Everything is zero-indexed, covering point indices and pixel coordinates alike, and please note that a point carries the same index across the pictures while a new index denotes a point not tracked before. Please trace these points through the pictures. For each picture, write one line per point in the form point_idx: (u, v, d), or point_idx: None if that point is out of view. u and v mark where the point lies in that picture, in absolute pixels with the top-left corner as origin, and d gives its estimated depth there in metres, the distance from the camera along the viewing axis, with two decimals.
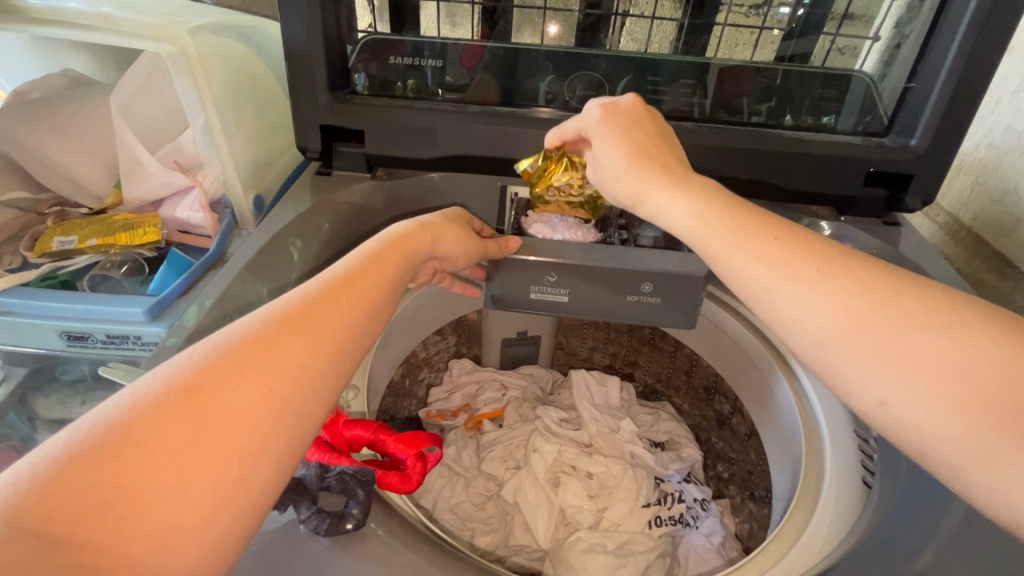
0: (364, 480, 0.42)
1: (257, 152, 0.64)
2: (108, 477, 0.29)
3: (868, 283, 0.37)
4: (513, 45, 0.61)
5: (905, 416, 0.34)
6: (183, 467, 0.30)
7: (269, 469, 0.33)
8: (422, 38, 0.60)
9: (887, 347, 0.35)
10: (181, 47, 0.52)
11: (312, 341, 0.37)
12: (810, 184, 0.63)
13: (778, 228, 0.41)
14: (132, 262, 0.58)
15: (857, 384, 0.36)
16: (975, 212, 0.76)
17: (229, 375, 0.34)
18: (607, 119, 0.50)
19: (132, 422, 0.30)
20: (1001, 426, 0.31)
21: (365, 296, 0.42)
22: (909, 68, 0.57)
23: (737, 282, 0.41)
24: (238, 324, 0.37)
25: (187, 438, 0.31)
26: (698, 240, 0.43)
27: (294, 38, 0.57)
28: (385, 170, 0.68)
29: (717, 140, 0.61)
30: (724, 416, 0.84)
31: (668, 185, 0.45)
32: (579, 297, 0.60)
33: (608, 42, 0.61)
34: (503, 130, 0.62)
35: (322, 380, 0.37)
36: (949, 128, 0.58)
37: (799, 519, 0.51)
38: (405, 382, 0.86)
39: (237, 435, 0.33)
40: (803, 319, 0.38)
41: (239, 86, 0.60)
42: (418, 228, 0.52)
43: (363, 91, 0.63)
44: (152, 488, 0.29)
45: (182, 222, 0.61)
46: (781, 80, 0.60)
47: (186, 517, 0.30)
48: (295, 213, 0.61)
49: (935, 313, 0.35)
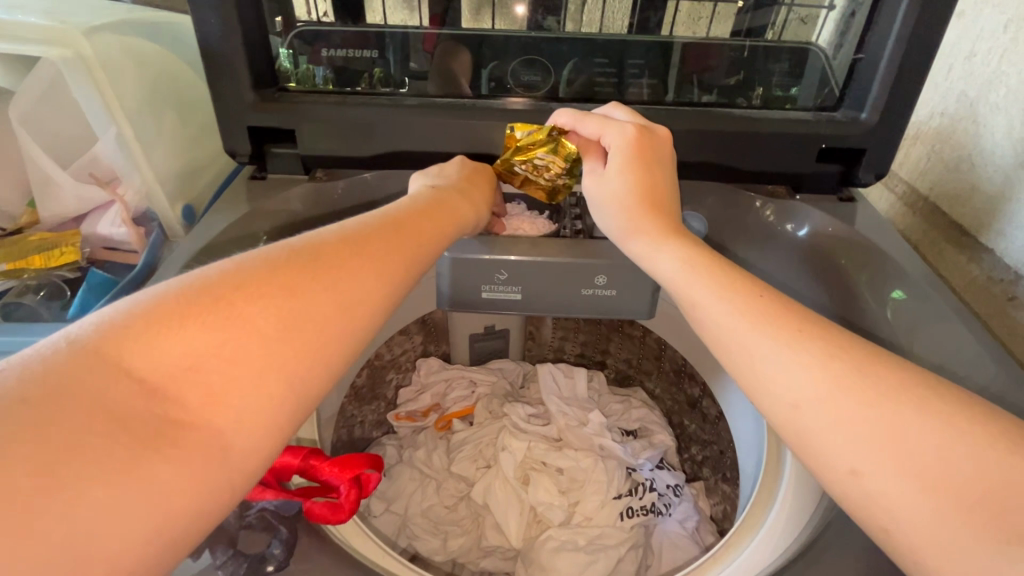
0: (287, 516, 0.44)
1: (183, 159, 0.60)
2: (154, 359, 0.29)
3: (848, 349, 0.36)
4: (468, 30, 0.56)
5: (877, 489, 0.32)
6: (212, 366, 0.30)
7: (300, 389, 0.33)
8: (372, 26, 0.56)
9: (862, 417, 0.33)
10: (78, 51, 0.48)
11: (350, 278, 0.37)
12: (764, 163, 0.61)
13: (738, 281, 0.41)
14: (50, 285, 0.54)
15: (828, 449, 0.34)
16: (931, 180, 0.76)
17: (274, 286, 0.34)
18: (634, 147, 0.49)
19: (179, 310, 0.31)
20: (975, 512, 0.29)
21: (400, 252, 0.42)
22: (858, 37, 0.56)
23: (711, 338, 0.41)
24: (280, 248, 0.37)
25: (220, 337, 0.31)
26: (682, 291, 0.43)
27: (209, 35, 0.53)
28: (325, 170, 0.64)
29: (665, 121, 0.59)
30: (695, 399, 0.82)
31: (657, 235, 0.46)
32: (532, 292, 0.58)
33: (568, 24, 0.57)
34: (444, 122, 0.59)
35: (355, 322, 0.37)
36: (900, 100, 0.56)
37: (759, 513, 0.52)
38: (369, 385, 0.82)
39: (269, 346, 0.32)
40: (780, 375, 0.36)
41: (155, 90, 0.57)
42: (459, 195, 0.52)
43: (324, 85, 0.60)
44: (183, 381, 0.29)
45: (105, 238, 0.56)
46: (745, 54, 0.57)
47: (222, 408, 0.30)
48: (227, 223, 0.58)
49: (912, 393, 0.33)
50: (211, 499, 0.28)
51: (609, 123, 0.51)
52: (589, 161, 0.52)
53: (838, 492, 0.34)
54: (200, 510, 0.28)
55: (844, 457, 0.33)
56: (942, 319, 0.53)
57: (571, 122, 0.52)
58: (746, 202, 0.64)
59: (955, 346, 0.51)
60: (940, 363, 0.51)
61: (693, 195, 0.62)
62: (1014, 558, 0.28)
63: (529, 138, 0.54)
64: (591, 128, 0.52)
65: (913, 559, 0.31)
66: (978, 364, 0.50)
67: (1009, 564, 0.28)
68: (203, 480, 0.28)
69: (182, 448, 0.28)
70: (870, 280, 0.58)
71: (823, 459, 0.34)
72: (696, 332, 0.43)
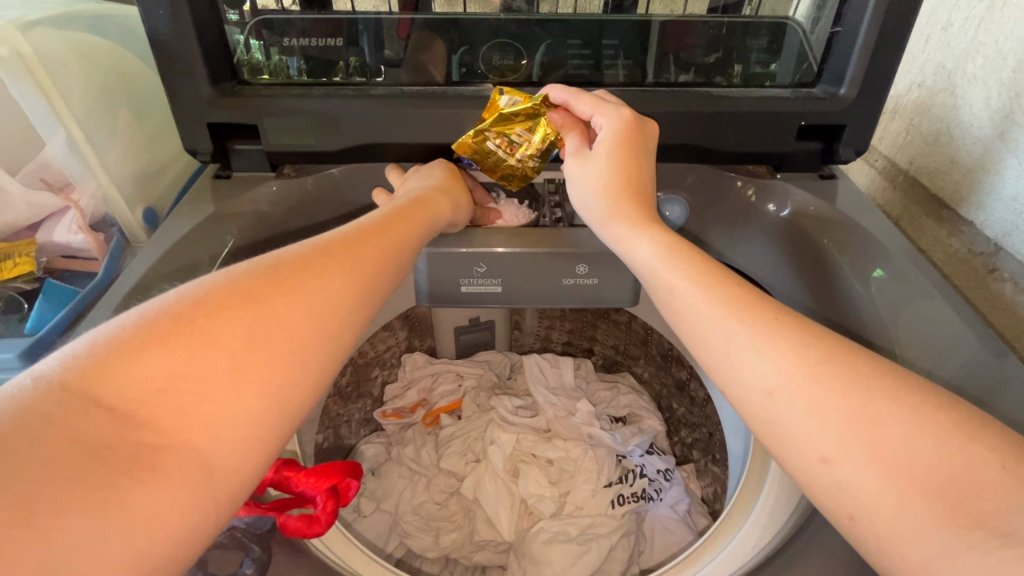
0: (259, 534, 0.43)
1: (142, 160, 0.57)
2: (126, 387, 0.28)
3: (819, 338, 0.36)
4: (439, 15, 0.54)
5: (846, 477, 0.31)
6: (184, 388, 0.29)
7: (280, 400, 0.32)
8: (337, 13, 0.53)
9: (837, 403, 0.33)
10: (13, 48, 0.45)
11: (319, 285, 0.36)
12: (744, 143, 0.60)
13: (710, 270, 0.40)
14: (4, 298, 0.51)
15: (800, 435, 0.33)
16: (910, 155, 0.75)
17: (244, 301, 0.33)
18: (626, 132, 0.48)
19: (148, 335, 0.30)
20: (938, 497, 0.29)
21: (372, 251, 0.41)
22: (835, 11, 0.54)
23: (684, 324, 0.40)
24: (246, 263, 0.37)
25: (184, 361, 0.30)
26: (659, 278, 0.42)
27: (158, 27, 0.50)
28: (292, 166, 0.62)
29: (642, 104, 0.57)
30: (682, 382, 0.82)
31: (634, 222, 0.45)
32: (512, 284, 0.57)
33: (542, 6, 0.55)
34: (415, 113, 0.57)
35: (328, 330, 0.36)
36: (879, 74, 0.55)
37: (748, 496, 0.52)
38: (354, 383, 0.80)
39: (239, 365, 0.31)
40: (754, 365, 0.35)
41: (104, 89, 0.54)
42: (438, 194, 0.52)
43: (300, 77, 0.57)
44: (153, 408, 0.28)
45: (62, 246, 0.54)
46: (722, 32, 0.56)
47: (198, 427, 0.29)
48: (190, 225, 0.56)
49: (879, 380, 0.33)
50: (201, 519, 0.28)
51: (603, 104, 0.49)
52: (573, 138, 0.51)
53: (804, 481, 0.34)
54: (190, 528, 0.28)
55: (814, 446, 0.33)
56: (923, 296, 0.53)
57: (566, 100, 0.50)
58: (726, 183, 0.63)
59: (937, 322, 0.51)
60: (924, 341, 0.50)
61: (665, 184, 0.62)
62: (973, 543, 0.28)
63: (512, 109, 0.51)
64: (584, 107, 0.50)
65: (876, 546, 0.31)
66: (959, 341, 0.50)
67: (969, 548, 0.28)
68: (188, 501, 0.28)
69: (163, 469, 0.27)
70: (855, 257, 0.57)
71: (798, 450, 0.33)
72: (671, 322, 0.42)
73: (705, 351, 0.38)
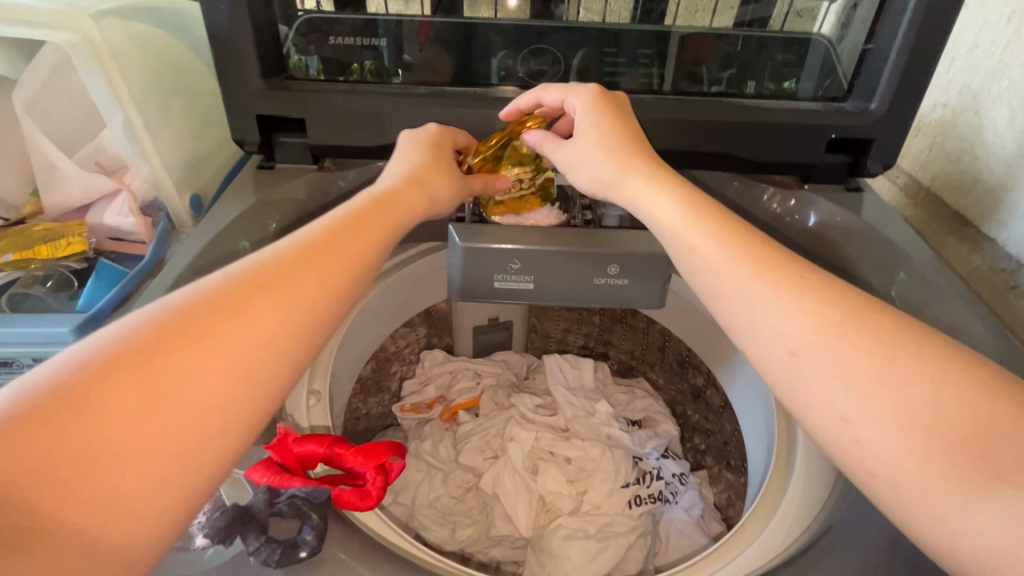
0: (318, 503, 0.43)
1: (190, 147, 0.59)
2: (73, 425, 0.29)
3: (845, 296, 0.37)
4: (467, 19, 0.56)
5: (864, 435, 0.33)
6: (137, 423, 0.30)
7: (237, 424, 0.34)
8: (369, 14, 0.55)
9: (855, 362, 0.34)
10: (83, 35, 0.47)
11: (292, 291, 0.38)
12: (771, 153, 0.62)
13: (736, 229, 0.42)
14: (57, 275, 0.53)
15: (820, 395, 0.35)
16: (933, 171, 0.77)
17: (218, 313, 0.35)
18: (597, 99, 0.51)
19: (99, 370, 0.30)
20: (956, 452, 0.30)
21: (351, 249, 0.42)
22: (866, 29, 0.56)
23: (710, 288, 0.41)
24: (199, 284, 0.37)
25: (136, 397, 0.31)
26: (681, 238, 0.43)
27: (217, 21, 0.52)
28: (331, 160, 0.64)
29: (676, 112, 0.59)
30: (698, 389, 0.83)
31: (648, 177, 0.47)
32: (545, 282, 0.58)
33: (569, 13, 0.57)
34: (454, 112, 0.58)
35: (287, 351, 0.37)
36: (908, 91, 0.57)
37: (772, 496, 0.53)
38: (375, 377, 0.82)
39: (195, 395, 0.32)
40: (779, 323, 0.37)
41: (160, 78, 0.56)
42: (409, 189, 0.49)
43: (317, 76, 0.59)
44: (103, 444, 0.29)
45: (112, 228, 0.56)
46: (741, 47, 0.57)
47: (154, 457, 0.30)
48: (237, 212, 0.58)
49: (901, 338, 0.35)
50: (189, 501, 0.31)
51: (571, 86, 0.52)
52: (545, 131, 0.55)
53: (827, 442, 0.35)
54: (160, 527, 0.30)
55: (835, 406, 0.34)
56: (950, 306, 0.54)
57: (535, 97, 0.54)
58: (756, 194, 0.65)
59: (965, 332, 0.52)
60: None
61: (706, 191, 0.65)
62: (991, 495, 0.29)
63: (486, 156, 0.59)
64: (554, 95, 0.53)
65: (897, 504, 0.32)
66: (987, 350, 0.50)
67: (988, 500, 0.29)
68: (157, 504, 0.30)
69: (105, 504, 0.28)
70: (879, 268, 0.59)
71: (818, 412, 0.35)
72: (695, 287, 0.43)
73: (730, 318, 0.40)
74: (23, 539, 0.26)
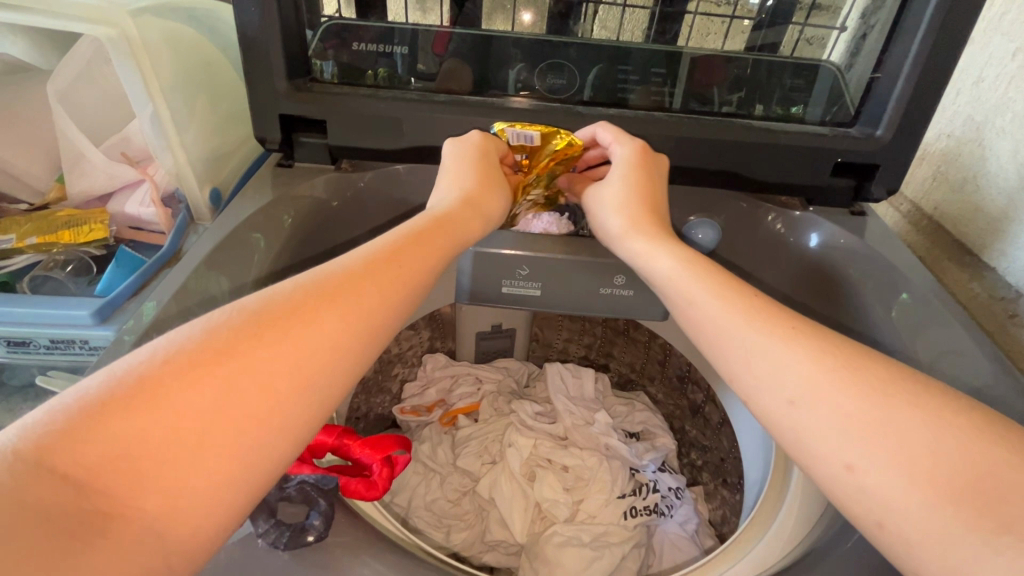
0: (326, 490, 0.45)
1: (212, 143, 0.61)
2: (152, 419, 0.30)
3: (836, 345, 0.39)
4: (484, 31, 0.58)
5: (870, 483, 0.33)
6: (210, 424, 0.31)
7: (295, 432, 0.35)
8: (389, 23, 0.57)
9: (854, 411, 0.35)
10: (122, 31, 0.49)
11: (356, 305, 0.39)
12: (778, 174, 0.63)
13: (730, 282, 0.44)
14: (77, 261, 0.55)
15: (824, 446, 0.35)
16: (936, 201, 0.78)
17: (290, 319, 0.36)
18: (636, 157, 0.53)
19: (179, 367, 0.32)
20: (962, 503, 0.31)
21: (413, 266, 0.43)
22: (874, 58, 0.57)
23: (709, 333, 0.42)
24: (273, 289, 0.38)
25: (211, 398, 0.32)
26: (680, 287, 0.45)
27: (248, 24, 0.54)
28: (349, 162, 0.67)
29: (687, 130, 0.60)
30: (697, 405, 0.83)
31: (652, 235, 0.48)
32: (551, 291, 0.59)
33: (581, 30, 0.59)
34: (469, 120, 0.60)
35: (347, 363, 0.38)
36: (912, 120, 0.58)
37: (768, 513, 0.54)
38: (378, 377, 0.83)
39: (262, 400, 0.33)
40: (778, 372, 0.38)
41: (190, 75, 0.58)
42: (464, 212, 0.50)
43: (329, 80, 0.61)
44: (177, 440, 0.30)
45: (132, 218, 0.57)
46: (752, 70, 0.59)
47: (222, 457, 0.31)
48: (254, 207, 0.59)
49: (898, 388, 0.36)
50: (244, 502, 0.32)
51: (618, 137, 0.56)
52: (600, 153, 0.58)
53: (832, 489, 0.35)
54: (221, 523, 0.31)
55: (839, 453, 0.35)
56: (951, 330, 0.54)
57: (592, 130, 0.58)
58: (760, 215, 0.67)
59: (967, 355, 0.52)
60: (955, 368, 0.51)
61: (710, 207, 0.66)
62: (999, 547, 0.29)
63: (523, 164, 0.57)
64: (607, 136, 0.57)
65: (906, 552, 0.32)
66: (989, 373, 0.51)
67: (997, 553, 0.29)
68: (223, 500, 0.31)
69: (171, 498, 0.29)
70: (878, 289, 0.60)
71: (824, 460, 0.35)
72: (694, 335, 0.44)
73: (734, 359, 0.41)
74: (92, 522, 0.27)
